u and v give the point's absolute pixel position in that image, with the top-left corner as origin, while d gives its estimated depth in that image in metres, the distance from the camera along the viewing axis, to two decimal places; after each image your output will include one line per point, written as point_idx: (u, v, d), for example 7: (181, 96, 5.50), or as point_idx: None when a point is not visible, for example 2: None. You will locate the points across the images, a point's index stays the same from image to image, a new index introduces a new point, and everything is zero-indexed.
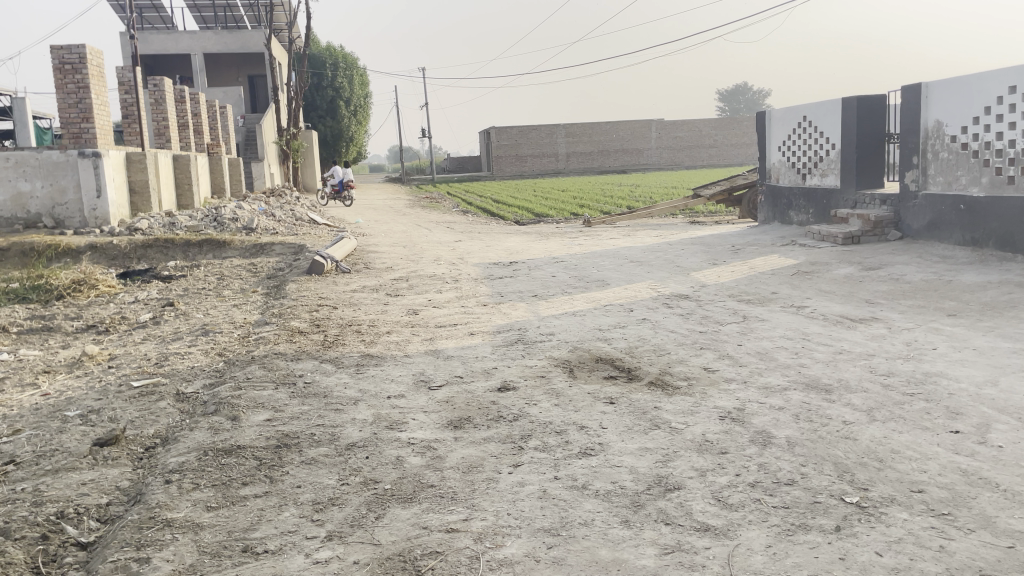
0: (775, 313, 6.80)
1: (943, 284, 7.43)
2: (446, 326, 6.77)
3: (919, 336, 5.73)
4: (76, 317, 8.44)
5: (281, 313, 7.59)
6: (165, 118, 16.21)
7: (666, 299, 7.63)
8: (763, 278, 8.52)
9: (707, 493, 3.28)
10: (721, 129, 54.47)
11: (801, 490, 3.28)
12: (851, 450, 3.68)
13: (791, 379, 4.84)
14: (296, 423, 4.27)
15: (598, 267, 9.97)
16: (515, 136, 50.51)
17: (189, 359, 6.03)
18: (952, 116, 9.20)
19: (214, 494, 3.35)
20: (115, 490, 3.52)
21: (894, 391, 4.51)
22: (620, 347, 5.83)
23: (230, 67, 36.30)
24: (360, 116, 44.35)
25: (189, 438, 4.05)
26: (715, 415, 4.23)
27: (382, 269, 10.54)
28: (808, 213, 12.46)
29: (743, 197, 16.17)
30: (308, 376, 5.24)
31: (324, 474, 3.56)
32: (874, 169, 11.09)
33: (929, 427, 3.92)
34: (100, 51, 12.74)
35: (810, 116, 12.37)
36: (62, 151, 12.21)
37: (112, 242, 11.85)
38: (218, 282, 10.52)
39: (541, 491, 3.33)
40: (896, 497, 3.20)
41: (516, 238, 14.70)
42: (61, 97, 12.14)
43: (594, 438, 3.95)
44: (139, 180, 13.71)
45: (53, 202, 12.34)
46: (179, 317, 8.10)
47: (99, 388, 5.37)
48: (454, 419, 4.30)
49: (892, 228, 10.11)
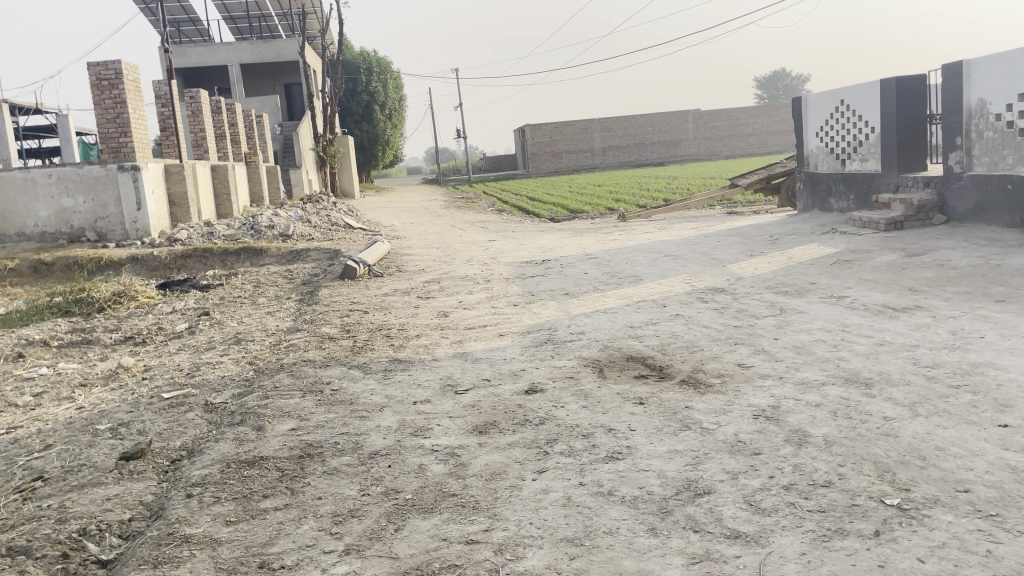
0: (814, 304, 6.58)
1: (992, 268, 7.13)
2: (476, 328, 6.69)
3: (966, 324, 5.48)
4: (115, 329, 8.56)
5: (312, 319, 7.59)
6: (201, 129, 16.43)
7: (701, 293, 7.45)
8: (802, 268, 8.28)
9: (738, 497, 3.15)
10: (759, 116, 53.43)
11: (838, 493, 3.12)
12: (892, 448, 3.50)
13: (830, 373, 4.65)
14: (321, 431, 4.23)
15: (632, 262, 9.80)
16: (550, 133, 50.36)
17: (220, 369, 6.04)
18: (996, 93, 8.84)
19: (234, 508, 3.31)
20: (139, 505, 3.51)
21: (938, 383, 4.30)
22: (652, 345, 5.69)
23: (266, 76, 36.75)
24: (395, 120, 44.59)
25: (213, 450, 4.03)
26: (749, 413, 4.08)
27: (415, 271, 10.50)
28: (849, 199, 12.12)
29: (782, 185, 15.80)
30: (336, 384, 5.20)
31: (345, 485, 3.50)
32: (915, 151, 10.74)
33: (975, 421, 3.72)
34: (135, 67, 12.93)
35: (847, 99, 12.05)
36: (102, 166, 12.42)
37: (151, 253, 12.02)
38: (254, 290, 10.61)
39: (565, 499, 3.23)
40: (940, 498, 3.03)
41: (550, 236, 14.59)
42: (99, 113, 12.36)
43: (622, 441, 3.82)
44: (177, 191, 13.91)
45: (95, 216, 12.57)
46: (214, 326, 8.16)
47: (131, 400, 5.39)
48: (480, 424, 4.22)
49: (938, 212, 9.75)
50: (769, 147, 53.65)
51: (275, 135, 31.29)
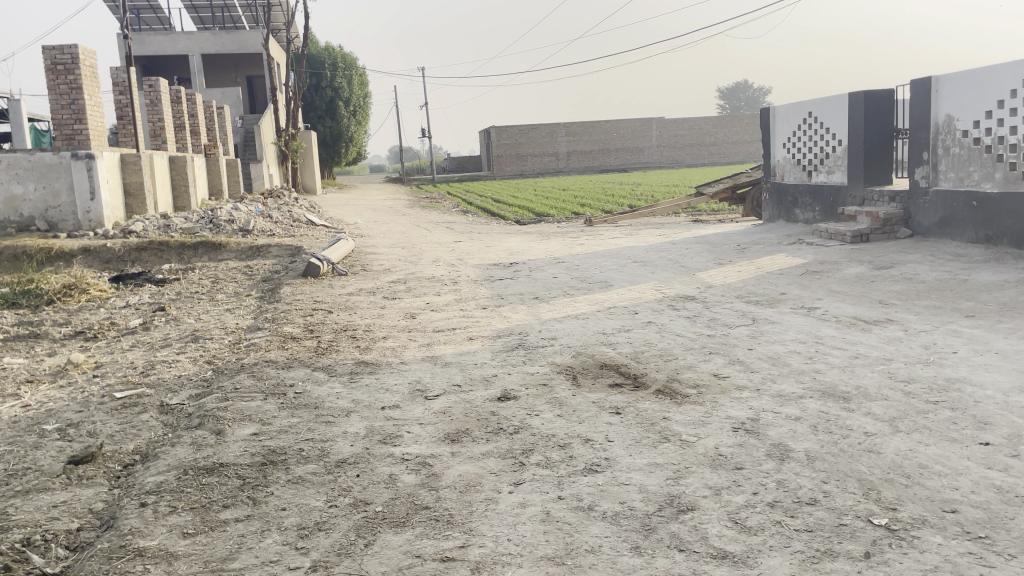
0: (786, 315, 6.55)
1: (958, 283, 7.19)
2: (444, 331, 6.53)
3: (938, 338, 5.48)
4: (64, 324, 8.20)
5: (274, 318, 7.34)
6: (160, 119, 15.96)
7: (671, 301, 7.37)
8: (771, 278, 8.27)
9: (723, 515, 3.04)
10: (721, 126, 53.97)
11: (825, 511, 3.04)
12: (876, 465, 3.44)
13: (807, 386, 4.59)
14: (284, 437, 4.04)
15: (601, 267, 9.71)
16: (515, 136, 50.42)
17: (176, 368, 5.78)
18: (963, 110, 8.95)
19: (192, 519, 3.11)
20: (88, 513, 3.28)
21: (916, 399, 4.26)
22: (626, 352, 5.58)
23: (228, 68, 36.08)
24: (359, 117, 44.09)
25: (169, 455, 3.81)
26: (728, 426, 3.99)
27: (379, 271, 10.29)
28: (814, 211, 12.20)
29: (747, 195, 15.89)
30: (300, 386, 4.99)
31: (311, 495, 3.32)
32: (881, 165, 10.88)
33: (956, 439, 3.68)
34: (93, 51, 12.51)
35: (815, 111, 12.14)
36: (55, 153, 11.95)
37: (105, 245, 11.61)
38: (212, 285, 10.29)
39: (544, 514, 3.09)
40: (928, 518, 2.96)
41: (516, 239, 14.47)
42: (54, 98, 11.93)
43: (600, 452, 3.70)
44: (134, 181, 13.47)
45: (46, 205, 12.11)
46: (169, 323, 7.86)
47: (81, 399, 5.12)
48: (451, 432, 4.06)
49: (902, 226, 9.85)
50: (730, 157, 54.29)
51: (236, 128, 30.69)
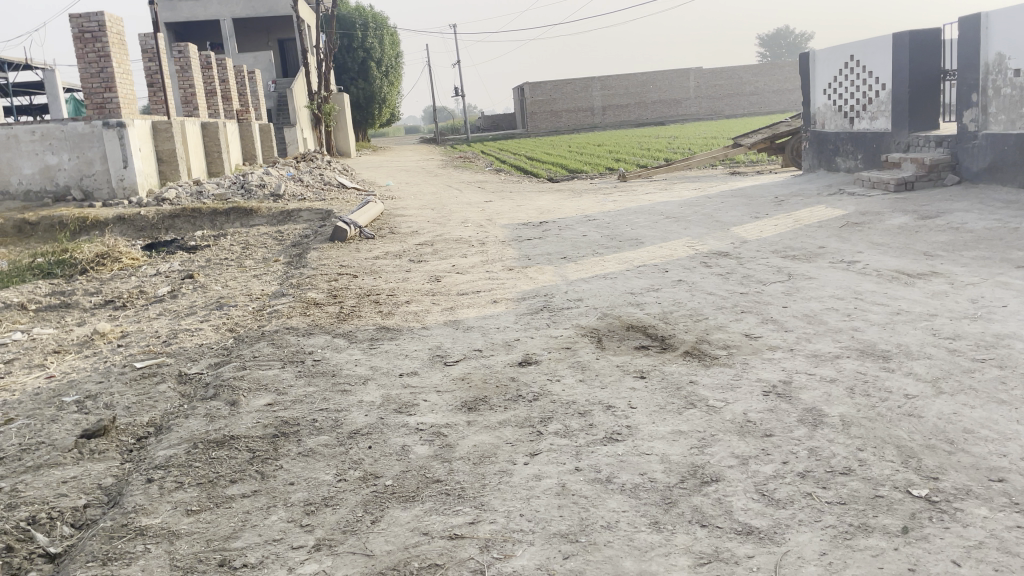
0: (824, 270, 6.26)
1: (1009, 232, 6.80)
2: (469, 293, 6.38)
3: (986, 291, 5.16)
4: (95, 293, 8.22)
5: (299, 284, 7.25)
6: (190, 85, 15.90)
7: (704, 258, 7.10)
8: (810, 231, 7.94)
9: (750, 486, 2.87)
10: (762, 75, 52.41)
11: (860, 481, 2.84)
12: (916, 430, 3.21)
13: (844, 345, 4.35)
14: (298, 407, 3.94)
15: (633, 224, 9.45)
16: (549, 92, 49.69)
17: (198, 337, 5.73)
18: (1015, 47, 8.42)
19: (197, 495, 3.03)
20: (96, 490, 3.23)
21: (961, 357, 4.00)
22: (654, 313, 5.37)
23: (259, 31, 35.93)
24: (391, 77, 43.72)
25: (182, 427, 3.75)
26: (758, 390, 3.79)
27: (407, 233, 10.16)
28: (856, 159, 11.72)
29: (786, 145, 15.36)
30: (319, 353, 4.90)
31: (320, 468, 3.22)
32: (927, 109, 10.36)
33: (1005, 400, 3.43)
34: (119, 19, 12.42)
35: (857, 55, 11.60)
36: (87, 122, 11.96)
37: (139, 213, 11.66)
38: (242, 251, 10.27)
39: (559, 487, 2.94)
40: (972, 488, 2.75)
41: (548, 197, 14.18)
42: (83, 68, 11.94)
43: (622, 420, 3.53)
44: (165, 148, 13.48)
45: (81, 174, 12.17)
46: (197, 290, 7.83)
47: (103, 369, 5.11)
48: (469, 400, 3.93)
49: (950, 172, 9.38)
50: (770, 107, 52.80)
51: (269, 92, 30.65)
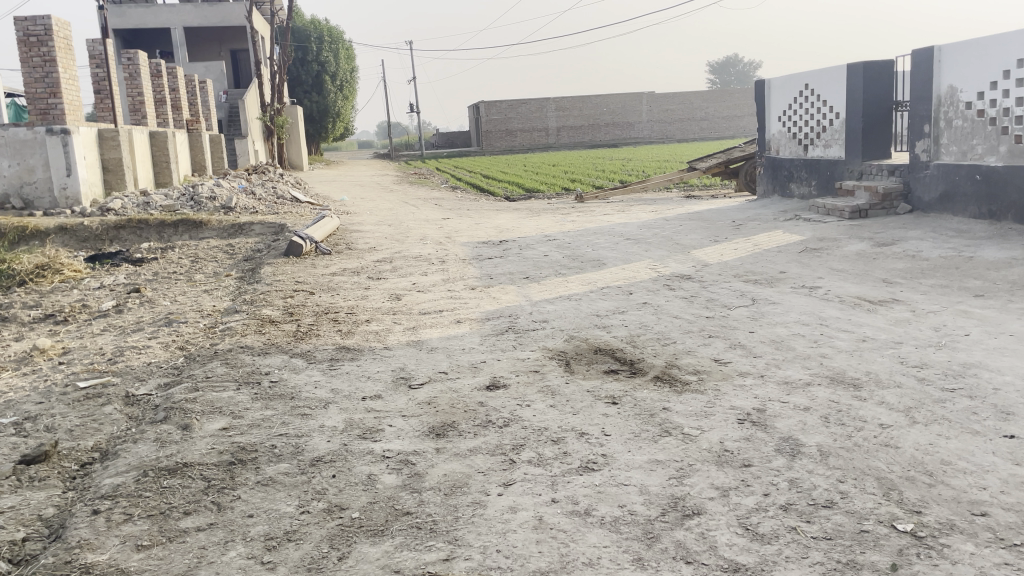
0: (787, 295, 6.29)
1: (964, 261, 6.94)
2: (431, 313, 6.23)
3: (948, 320, 5.22)
4: (34, 306, 7.84)
5: (252, 300, 7.01)
6: (139, 93, 15.47)
7: (667, 280, 7.08)
8: (769, 256, 8.00)
9: (733, 520, 2.78)
10: (712, 101, 53.51)
11: (843, 515, 2.78)
12: (894, 461, 3.18)
13: (813, 372, 4.33)
14: (255, 432, 3.73)
15: (593, 245, 9.43)
16: (504, 111, 49.93)
17: (146, 355, 5.46)
18: (966, 80, 8.65)
19: (148, 528, 2.83)
20: (36, 521, 3.00)
21: (931, 386, 4.00)
22: (621, 336, 5.30)
23: (211, 41, 35.35)
24: (346, 92, 43.38)
25: (130, 453, 3.52)
26: (732, 417, 3.72)
27: (365, 250, 9.96)
28: (811, 185, 11.91)
29: (740, 170, 15.58)
30: (276, 375, 4.69)
31: (281, 499, 3.03)
32: (880, 138, 10.58)
33: (978, 431, 3.42)
34: (67, 23, 12.03)
35: (812, 83, 11.83)
36: (29, 128, 11.47)
37: (82, 223, 11.22)
38: (191, 265, 9.93)
39: (536, 520, 2.82)
40: (957, 523, 2.71)
41: (505, 216, 14.10)
42: (26, 72, 11.49)
43: (596, 448, 3.43)
44: (112, 157, 13.05)
45: (21, 182, 11.62)
46: (144, 305, 7.52)
47: (43, 389, 4.81)
48: (436, 425, 3.78)
49: (902, 201, 9.59)
50: (720, 132, 53.88)
51: (220, 103, 30.07)
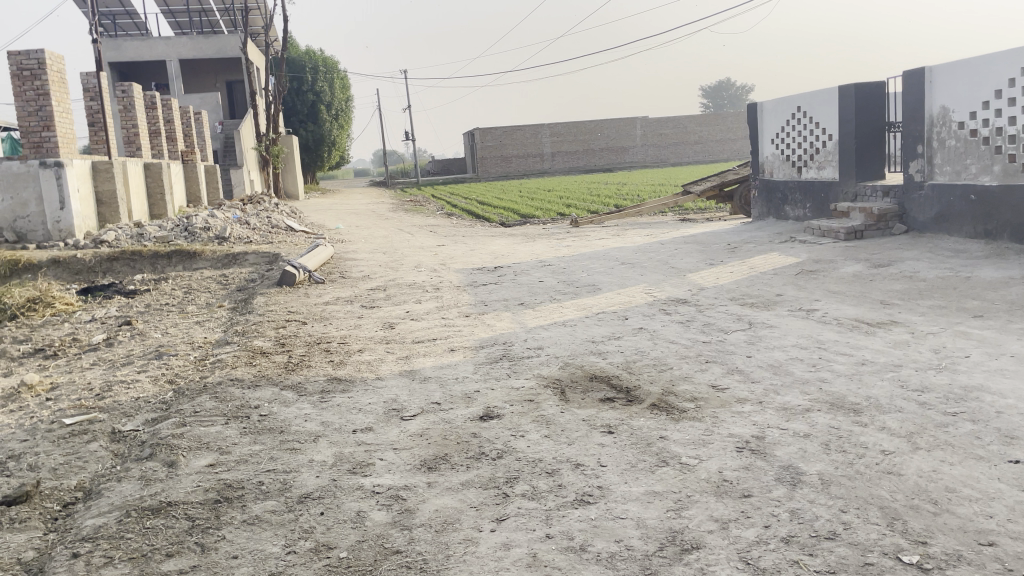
0: (783, 318, 6.22)
1: (961, 281, 6.88)
2: (424, 341, 6.15)
3: (947, 341, 5.15)
4: (24, 341, 7.75)
5: (244, 331, 6.93)
6: (134, 125, 15.49)
7: (663, 305, 7.02)
8: (765, 279, 7.95)
9: (733, 554, 2.69)
10: (705, 124, 53.85)
11: (847, 548, 2.69)
12: (898, 489, 3.10)
13: (813, 398, 4.25)
14: (242, 469, 3.64)
15: (588, 270, 9.38)
16: (499, 138, 50.15)
17: (134, 389, 5.36)
18: (958, 100, 8.66)
19: (128, 572, 2.74)
20: (15, 565, 2.91)
21: (933, 410, 3.92)
22: (616, 363, 5.22)
23: (207, 73, 35.58)
24: (342, 120, 43.58)
25: (114, 492, 3.43)
26: (731, 446, 3.64)
27: (359, 278, 9.90)
28: (805, 208, 11.90)
29: (735, 193, 15.58)
30: (265, 408, 4.60)
31: (268, 539, 2.94)
32: (873, 160, 10.59)
33: (983, 456, 3.34)
34: (61, 57, 12.09)
35: (804, 106, 11.86)
36: (23, 161, 11.43)
37: (75, 255, 11.16)
38: (184, 296, 9.86)
39: (530, 557, 2.73)
40: (964, 554, 2.62)
41: (501, 242, 14.07)
42: (20, 106, 11.55)
43: (592, 480, 3.34)
44: (106, 189, 13.01)
45: (15, 216, 11.56)
46: (134, 338, 7.44)
47: (27, 427, 4.71)
48: (428, 458, 3.69)
49: (897, 222, 9.56)
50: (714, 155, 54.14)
51: (215, 134, 30.17)
